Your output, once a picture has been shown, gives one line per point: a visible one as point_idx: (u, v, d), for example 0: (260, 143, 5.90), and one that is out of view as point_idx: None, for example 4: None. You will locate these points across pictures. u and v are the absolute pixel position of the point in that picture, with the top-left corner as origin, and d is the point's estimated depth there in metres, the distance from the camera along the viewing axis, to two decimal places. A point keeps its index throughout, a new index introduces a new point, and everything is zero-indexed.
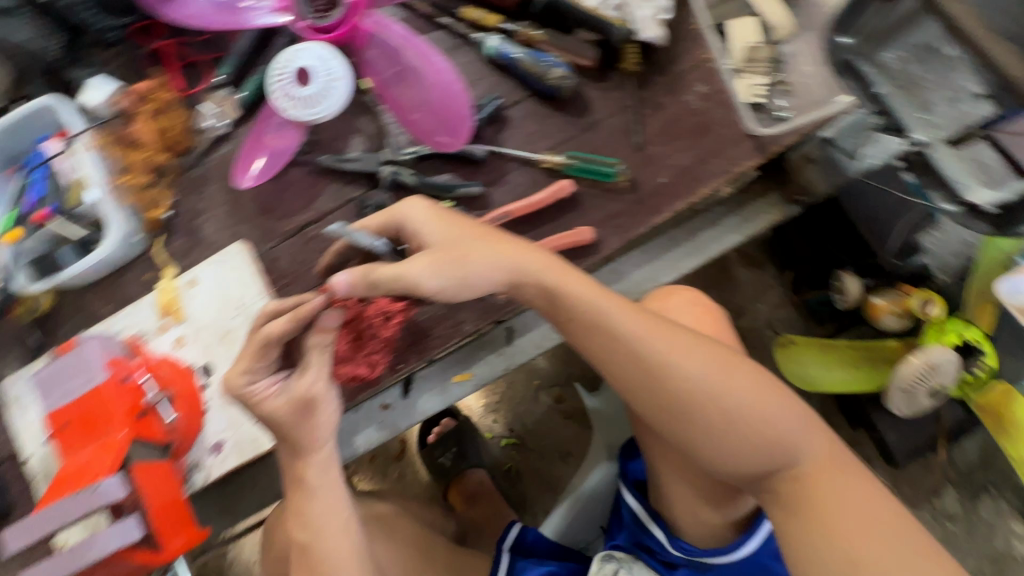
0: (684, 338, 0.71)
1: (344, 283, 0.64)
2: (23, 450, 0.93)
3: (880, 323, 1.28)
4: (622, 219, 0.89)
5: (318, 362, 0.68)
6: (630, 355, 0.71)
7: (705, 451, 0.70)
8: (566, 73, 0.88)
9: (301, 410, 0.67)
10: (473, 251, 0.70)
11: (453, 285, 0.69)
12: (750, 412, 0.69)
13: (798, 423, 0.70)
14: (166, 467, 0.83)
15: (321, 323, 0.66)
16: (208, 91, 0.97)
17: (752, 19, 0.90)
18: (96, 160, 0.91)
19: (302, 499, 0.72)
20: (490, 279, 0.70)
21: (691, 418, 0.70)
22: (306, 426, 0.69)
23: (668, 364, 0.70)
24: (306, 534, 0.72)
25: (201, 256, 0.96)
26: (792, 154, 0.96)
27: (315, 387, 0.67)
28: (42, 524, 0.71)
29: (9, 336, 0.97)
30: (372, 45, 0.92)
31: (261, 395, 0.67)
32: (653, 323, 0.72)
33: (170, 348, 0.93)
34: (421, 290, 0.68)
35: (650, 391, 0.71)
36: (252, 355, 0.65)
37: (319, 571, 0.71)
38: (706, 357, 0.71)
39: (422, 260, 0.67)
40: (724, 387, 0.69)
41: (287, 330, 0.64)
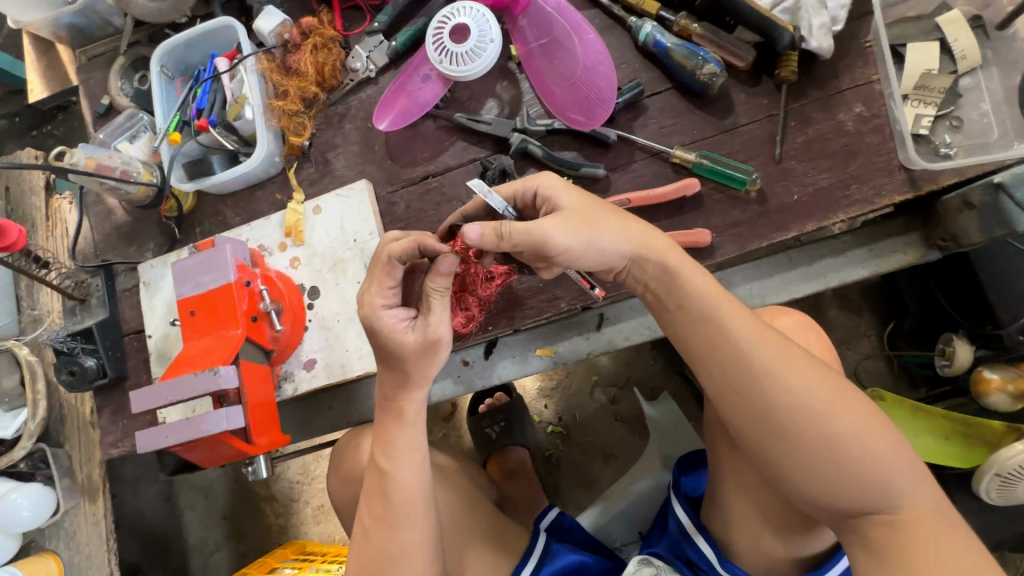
0: (794, 352, 0.68)
1: (476, 234, 0.65)
2: (148, 327, 1.06)
3: (986, 400, 1.15)
4: (743, 228, 0.86)
5: (438, 307, 0.70)
6: (731, 357, 0.69)
7: (791, 471, 0.67)
8: (718, 70, 0.85)
9: (426, 351, 0.70)
10: (604, 222, 0.71)
11: (586, 248, 0.70)
12: (854, 444, 0.64)
13: (904, 467, 0.65)
14: (265, 371, 0.89)
15: (438, 268, 0.66)
16: (365, 34, 1.02)
17: (934, 44, 0.83)
18: (258, 82, 1.00)
19: (391, 427, 0.77)
20: (622, 247, 0.71)
21: (784, 435, 0.66)
22: (425, 364, 0.71)
23: (771, 374, 0.67)
24: (388, 462, 0.76)
25: (328, 187, 1.03)
26: (947, 196, 0.86)
27: (438, 331, 0.70)
28: (167, 393, 0.79)
29: (155, 227, 1.10)
30: (526, 13, 0.93)
31: (387, 329, 0.69)
32: (762, 330, 0.70)
33: (286, 266, 1.01)
34: (548, 248, 0.68)
35: (744, 397, 0.68)
36: (380, 278, 0.69)
37: (392, 498, 0.76)
38: (815, 376, 0.67)
39: (555, 219, 0.68)
40: (828, 411, 0.65)
41: (408, 253, 0.68)
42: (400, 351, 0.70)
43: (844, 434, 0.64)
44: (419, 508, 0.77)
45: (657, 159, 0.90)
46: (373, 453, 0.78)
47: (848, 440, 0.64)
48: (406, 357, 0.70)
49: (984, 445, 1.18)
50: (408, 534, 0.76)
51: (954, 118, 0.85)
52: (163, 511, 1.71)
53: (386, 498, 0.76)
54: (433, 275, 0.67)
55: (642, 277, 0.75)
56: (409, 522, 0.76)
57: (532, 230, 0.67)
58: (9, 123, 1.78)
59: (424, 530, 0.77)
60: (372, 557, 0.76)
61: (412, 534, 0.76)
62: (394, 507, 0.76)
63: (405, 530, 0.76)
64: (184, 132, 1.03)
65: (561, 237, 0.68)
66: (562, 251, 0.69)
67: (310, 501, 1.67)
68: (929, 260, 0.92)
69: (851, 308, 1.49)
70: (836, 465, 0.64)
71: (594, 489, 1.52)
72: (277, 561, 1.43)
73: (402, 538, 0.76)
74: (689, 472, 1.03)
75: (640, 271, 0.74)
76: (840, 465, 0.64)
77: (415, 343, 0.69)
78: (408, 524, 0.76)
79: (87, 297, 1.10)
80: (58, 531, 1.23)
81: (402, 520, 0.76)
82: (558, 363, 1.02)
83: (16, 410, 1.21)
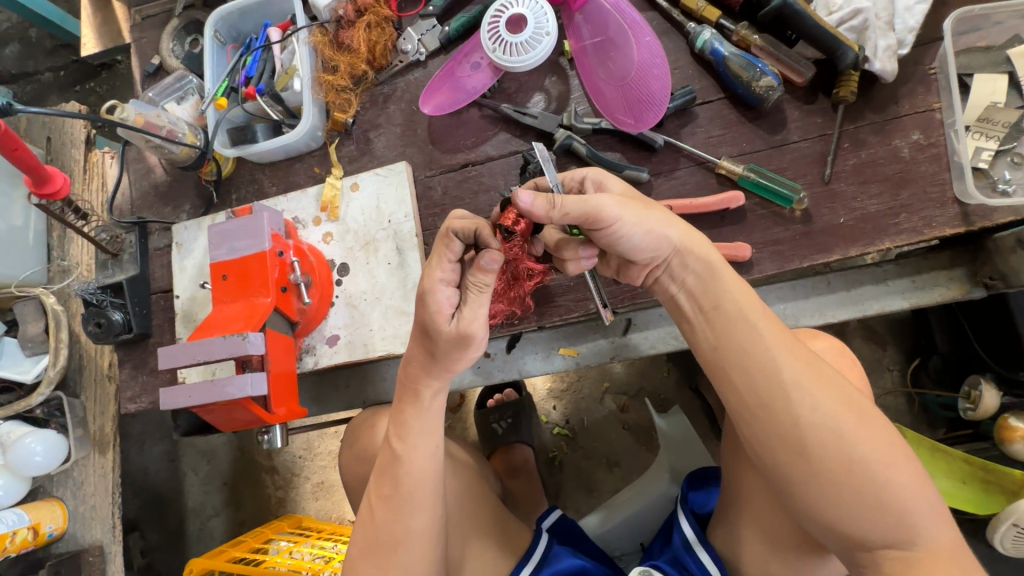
0: (824, 371, 0.65)
1: (529, 201, 0.63)
2: (176, 286, 1.07)
3: (1009, 448, 1.12)
4: (784, 247, 0.85)
5: (475, 302, 0.68)
6: (760, 369, 0.66)
7: (809, 495, 0.64)
8: (775, 84, 0.83)
9: (458, 343, 0.69)
10: (654, 207, 0.69)
11: (640, 223, 0.66)
12: (879, 472, 0.61)
13: (927, 501, 0.62)
14: (289, 343, 0.89)
15: (481, 263, 0.67)
16: (418, 17, 1.02)
17: (1003, 77, 0.80)
18: (309, 55, 1.00)
19: (408, 412, 0.76)
20: (669, 233, 0.68)
21: (809, 456, 0.63)
22: (458, 353, 0.70)
23: (800, 390, 0.64)
24: (402, 445, 0.76)
25: (366, 166, 1.03)
26: (999, 234, 0.84)
27: (472, 327, 0.68)
28: (195, 352, 0.79)
29: (193, 190, 1.11)
30: (584, 11, 0.92)
31: (432, 304, 0.68)
32: (794, 344, 0.67)
33: (318, 240, 1.02)
34: (600, 218, 0.64)
35: (767, 413, 0.65)
36: (440, 252, 0.67)
37: (402, 482, 0.76)
38: (845, 398, 0.64)
39: (613, 196, 0.65)
40: (856, 436, 0.62)
41: (467, 231, 0.67)
42: (431, 332, 0.68)
43: (869, 462, 0.61)
44: (427, 496, 0.76)
45: (702, 168, 0.89)
46: (388, 434, 0.78)
47: (873, 467, 0.61)
48: (440, 344, 0.69)
49: (1005, 493, 1.13)
50: (413, 521, 0.75)
51: (1015, 155, 0.82)
52: (167, 471, 1.74)
53: (394, 481, 0.76)
54: (477, 268, 0.68)
55: (681, 275, 0.71)
56: (415, 508, 0.76)
57: (587, 202, 0.64)
58: (54, 76, 1.81)
59: (428, 517, 0.77)
60: (376, 539, 0.76)
61: (416, 520, 0.76)
62: (401, 492, 0.75)
63: (410, 517, 0.75)
64: (230, 98, 1.03)
65: (616, 206, 0.65)
66: (614, 221, 0.65)
67: (311, 476, 1.68)
68: (972, 297, 0.90)
69: (876, 340, 1.46)
70: (858, 493, 0.61)
71: (595, 495, 1.51)
72: (273, 533, 1.44)
73: (405, 524, 0.75)
74: (697, 489, 1.01)
75: (678, 272, 0.71)
76: (863, 492, 0.61)
77: (450, 333, 0.68)
78: (414, 511, 0.76)
79: (120, 252, 1.12)
80: (66, 479, 1.25)
81: (409, 505, 0.75)
82: (579, 365, 1.02)
83: (38, 356, 1.23)
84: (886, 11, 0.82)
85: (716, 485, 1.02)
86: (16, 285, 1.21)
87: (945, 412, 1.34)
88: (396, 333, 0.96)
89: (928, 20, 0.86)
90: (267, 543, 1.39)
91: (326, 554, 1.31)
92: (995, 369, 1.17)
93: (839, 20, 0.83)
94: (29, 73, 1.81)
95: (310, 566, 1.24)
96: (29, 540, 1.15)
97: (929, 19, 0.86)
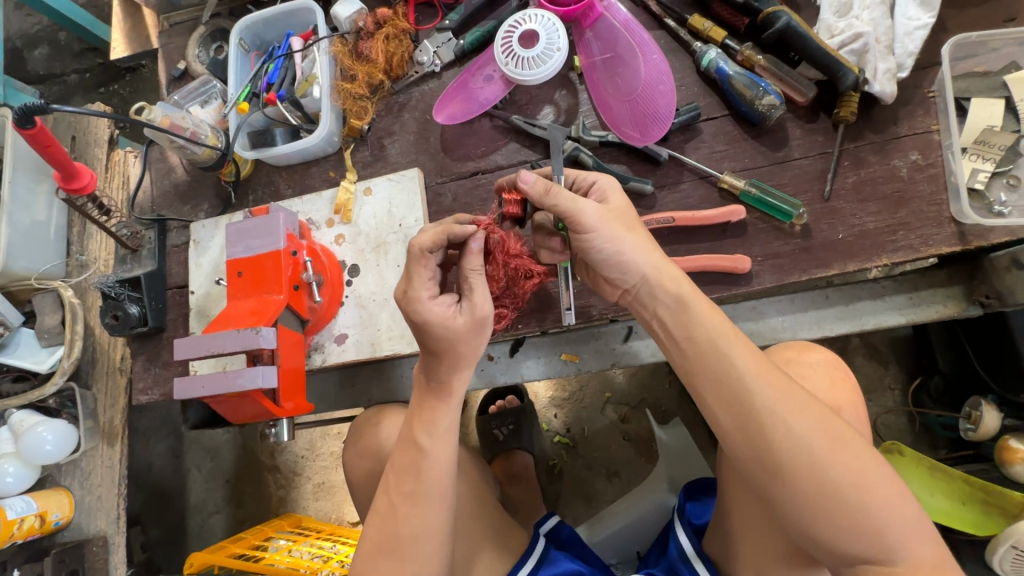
0: (799, 396, 0.66)
1: (532, 178, 0.74)
2: (191, 282, 1.10)
3: (1010, 469, 1.13)
4: (784, 260, 0.87)
5: (479, 286, 0.77)
6: (735, 396, 0.67)
7: (788, 512, 0.65)
8: (777, 103, 0.86)
9: (475, 329, 0.77)
10: (633, 230, 0.75)
11: (611, 242, 0.72)
12: (851, 492, 0.62)
13: (904, 519, 0.62)
14: (299, 339, 0.92)
15: (472, 246, 0.76)
16: (435, 30, 1.06)
17: (1000, 101, 0.82)
18: (329, 64, 1.04)
19: (433, 407, 0.79)
20: (640, 262, 0.72)
21: (784, 481, 0.64)
22: (477, 343, 0.77)
23: (774, 417, 0.64)
24: (427, 439, 0.78)
25: (380, 171, 1.07)
26: (996, 254, 0.85)
27: (482, 310, 0.76)
28: (210, 344, 0.81)
29: (212, 190, 1.15)
30: (595, 27, 0.95)
31: (435, 319, 0.75)
32: (768, 368, 0.67)
33: (330, 242, 1.05)
34: (580, 223, 0.73)
35: (743, 435, 0.66)
36: (421, 270, 0.76)
37: (422, 478, 0.78)
38: (820, 424, 0.64)
39: (596, 205, 0.74)
40: (831, 460, 0.63)
41: (436, 241, 0.76)
42: (450, 337, 0.76)
43: (842, 484, 0.62)
44: (441, 491, 0.78)
45: (705, 183, 0.92)
46: (412, 429, 0.80)
47: (846, 487, 0.62)
48: (458, 341, 0.76)
49: (1006, 514, 1.13)
50: (432, 514, 0.77)
51: (1011, 177, 0.84)
52: (171, 466, 1.76)
53: (418, 476, 0.78)
54: (467, 255, 0.76)
55: (652, 303, 0.74)
56: (433, 501, 0.77)
57: (574, 202, 0.73)
58: (80, 78, 1.87)
59: (444, 512, 0.78)
60: (395, 532, 0.77)
61: (434, 514, 0.77)
62: (424, 485, 0.77)
63: (430, 511, 0.77)
64: (252, 103, 1.07)
65: (595, 216, 0.72)
66: (590, 232, 0.73)
67: (311, 476, 1.70)
68: (969, 315, 0.91)
69: (878, 358, 1.47)
70: (833, 511, 0.62)
71: (594, 504, 1.52)
72: (273, 531, 1.46)
73: (423, 518, 0.77)
74: (694, 499, 1.03)
75: (651, 298, 0.73)
76: (839, 512, 0.62)
77: (468, 322, 0.76)
78: (433, 504, 0.77)
79: (139, 248, 1.15)
80: (74, 469, 1.27)
81: (426, 498, 0.77)
82: (581, 370, 1.03)
83: (53, 347, 1.26)
84: (886, 36, 0.85)
85: (713, 497, 1.03)
86: (36, 278, 1.26)
87: (946, 432, 1.34)
88: (402, 333, 0.99)
89: (928, 45, 0.88)
90: (267, 541, 1.41)
91: (326, 553, 1.33)
92: (996, 390, 1.18)
93: (840, 43, 0.86)
94: (56, 75, 1.87)
95: (308, 565, 1.26)
96: (35, 527, 1.18)
97: (929, 44, 0.88)
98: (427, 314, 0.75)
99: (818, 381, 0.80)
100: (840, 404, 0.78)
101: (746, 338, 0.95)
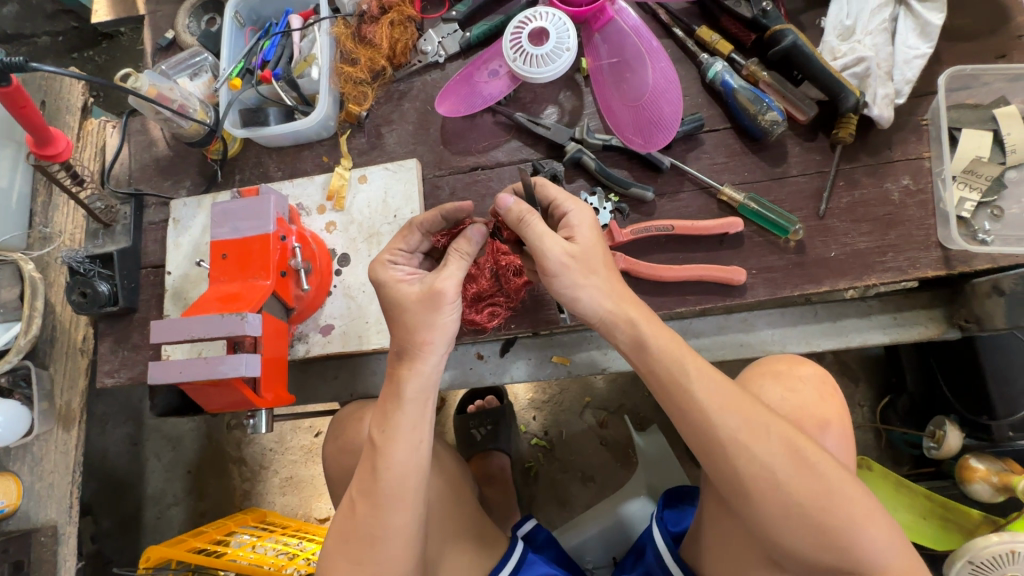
0: (761, 423, 0.66)
1: (509, 202, 0.72)
2: (168, 262, 1.05)
3: (969, 488, 1.17)
4: (777, 274, 0.88)
5: (453, 266, 0.73)
6: (698, 423, 0.67)
7: (759, 531, 0.65)
8: (779, 119, 0.87)
9: (427, 303, 0.72)
10: (596, 274, 0.71)
11: (568, 288, 0.71)
12: (815, 511, 0.63)
13: (872, 529, 0.63)
14: (282, 328, 0.88)
15: (467, 233, 0.75)
16: (441, 20, 1.04)
17: (989, 134, 0.85)
18: (329, 46, 1.01)
19: (391, 407, 0.74)
20: (595, 307, 0.71)
21: (752, 505, 0.65)
22: (430, 318, 0.72)
23: (735, 444, 0.65)
24: (381, 436, 0.73)
25: (376, 160, 1.04)
26: (979, 279, 0.87)
27: (438, 283, 0.71)
28: (190, 328, 0.77)
29: (197, 167, 1.10)
30: (604, 30, 0.95)
31: (387, 280, 0.76)
32: (730, 393, 0.67)
33: (321, 228, 1.01)
34: (542, 266, 0.71)
35: (708, 460, 0.67)
36: (399, 239, 0.80)
37: (381, 476, 0.73)
38: (782, 447, 0.64)
39: (563, 244, 0.70)
40: (792, 482, 0.63)
41: (434, 222, 0.81)
42: (403, 302, 0.73)
43: (807, 501, 0.63)
44: (405, 489, 0.73)
45: (705, 193, 0.93)
46: (370, 428, 0.75)
47: (809, 507, 0.63)
48: (408, 309, 0.73)
49: (962, 531, 1.19)
50: (393, 517, 0.73)
51: (995, 208, 0.87)
52: (129, 455, 1.68)
53: (374, 474, 0.73)
54: (459, 238, 0.75)
55: (613, 335, 0.72)
56: (395, 504, 0.73)
57: (541, 238, 0.70)
58: (51, 40, 1.75)
59: (411, 515, 0.74)
60: (353, 533, 0.74)
61: (397, 517, 0.73)
62: (380, 485, 0.72)
63: (389, 513, 0.73)
64: (245, 79, 1.03)
65: (556, 261, 0.70)
66: (551, 274, 0.70)
67: (279, 470, 1.64)
68: (948, 338, 0.94)
69: (849, 376, 1.52)
70: (800, 528, 0.63)
71: (568, 509, 1.52)
72: (236, 525, 1.40)
73: (386, 520, 0.73)
74: (672, 506, 1.03)
75: (611, 332, 0.72)
76: (806, 529, 0.63)
77: (421, 292, 0.72)
78: (393, 506, 0.73)
79: (112, 223, 1.09)
80: (24, 454, 1.19)
81: (389, 501, 0.73)
82: (572, 374, 1.02)
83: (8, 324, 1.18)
84: (887, 62, 0.87)
85: (690, 504, 1.04)
86: None
87: (911, 450, 1.39)
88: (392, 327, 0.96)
89: (923, 75, 0.91)
90: (229, 535, 1.35)
91: (290, 550, 1.31)
92: (959, 411, 1.23)
93: (843, 65, 0.88)
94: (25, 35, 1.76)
95: (273, 562, 1.24)
96: None
97: (925, 74, 0.91)
98: (381, 276, 0.76)
99: (806, 393, 0.81)
100: (824, 418, 0.78)
101: (737, 350, 0.96)
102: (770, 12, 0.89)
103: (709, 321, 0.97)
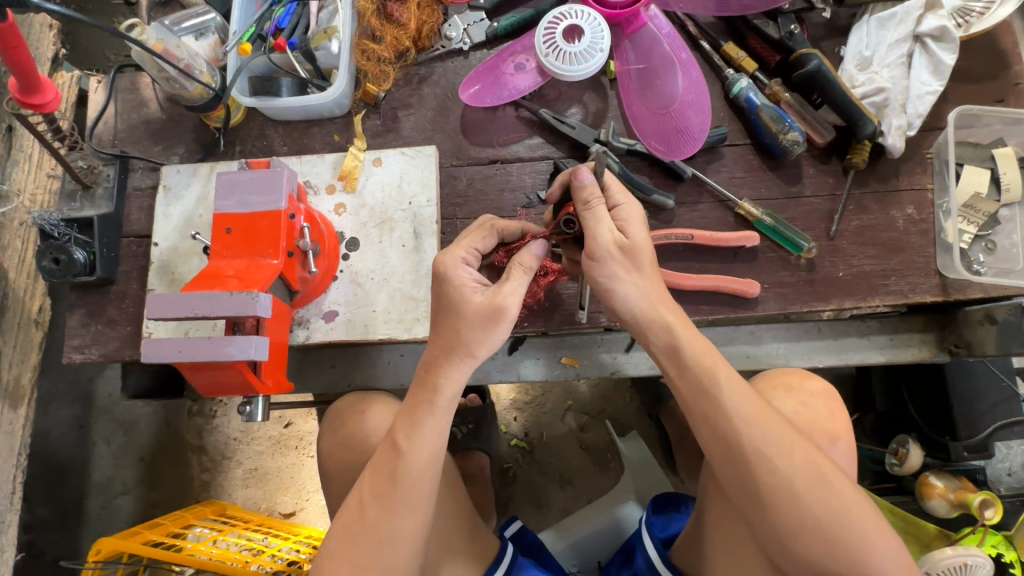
0: (786, 434, 0.68)
1: (586, 179, 0.71)
2: (155, 233, 0.97)
3: (927, 503, 1.27)
4: (788, 290, 0.91)
5: (515, 280, 0.71)
6: (724, 430, 0.69)
7: (772, 542, 0.68)
8: (800, 139, 0.90)
9: (486, 318, 0.70)
10: (637, 272, 0.72)
11: (608, 278, 0.71)
12: (829, 525, 0.65)
13: (882, 548, 0.65)
14: (286, 312, 0.83)
15: (531, 245, 0.72)
16: (467, 7, 1.02)
17: (988, 172, 0.91)
18: (349, 19, 0.97)
19: (420, 413, 0.72)
20: (632, 301, 0.72)
21: (769, 512, 0.67)
22: (482, 335, 0.71)
23: (758, 452, 0.67)
24: (407, 443, 0.71)
25: (390, 144, 1.00)
26: (972, 307, 0.92)
27: (500, 299, 0.70)
28: (193, 304, 0.71)
29: (191, 134, 1.02)
30: (635, 34, 0.95)
31: (454, 278, 0.72)
32: (756, 406, 0.69)
33: (329, 210, 0.96)
34: (589, 249, 0.71)
35: (729, 468, 0.69)
36: (474, 237, 0.76)
37: (399, 480, 0.71)
38: (805, 462, 0.67)
39: (613, 234, 0.71)
40: (809, 494, 0.66)
41: (513, 233, 0.81)
42: (462, 306, 0.71)
43: (822, 515, 0.65)
44: (419, 496, 0.72)
45: (722, 206, 0.94)
46: (394, 429, 0.73)
47: (823, 520, 0.65)
48: (465, 319, 0.71)
49: (919, 544, 1.25)
50: (404, 522, 0.71)
51: (989, 241, 0.93)
52: (74, 438, 1.55)
53: (393, 479, 0.71)
54: (523, 250, 0.73)
55: (645, 339, 0.73)
56: (410, 508, 0.71)
57: (597, 221, 0.71)
58: None
59: (422, 520, 0.72)
60: (362, 532, 0.71)
61: (409, 521, 0.71)
62: (400, 490, 0.71)
63: (401, 517, 0.71)
64: (255, 45, 0.98)
65: (604, 247, 0.71)
66: (596, 259, 0.71)
67: (243, 461, 1.55)
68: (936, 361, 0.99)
69: None
70: (814, 541, 0.65)
71: (545, 511, 1.51)
72: (195, 518, 1.31)
73: (395, 524, 0.71)
74: (660, 512, 1.04)
75: (643, 335, 0.73)
76: (819, 542, 0.65)
77: (483, 304, 0.70)
78: (407, 510, 0.71)
79: (93, 186, 1.00)
80: None
81: (402, 505, 0.71)
82: (579, 376, 1.02)
83: None
84: (902, 95, 0.91)
85: (677, 510, 1.05)
86: None
87: (875, 465, 1.46)
88: (399, 317, 0.93)
89: (932, 111, 0.96)
90: (187, 528, 1.25)
91: (256, 546, 1.23)
92: (924, 432, 1.30)
93: (862, 94, 0.92)
94: None
95: (237, 558, 1.14)
96: None
97: (934, 110, 0.96)
98: (449, 273, 0.72)
99: (816, 408, 0.84)
100: (834, 432, 0.82)
101: (743, 361, 0.98)
102: (796, 35, 0.92)
103: (717, 332, 0.99)
